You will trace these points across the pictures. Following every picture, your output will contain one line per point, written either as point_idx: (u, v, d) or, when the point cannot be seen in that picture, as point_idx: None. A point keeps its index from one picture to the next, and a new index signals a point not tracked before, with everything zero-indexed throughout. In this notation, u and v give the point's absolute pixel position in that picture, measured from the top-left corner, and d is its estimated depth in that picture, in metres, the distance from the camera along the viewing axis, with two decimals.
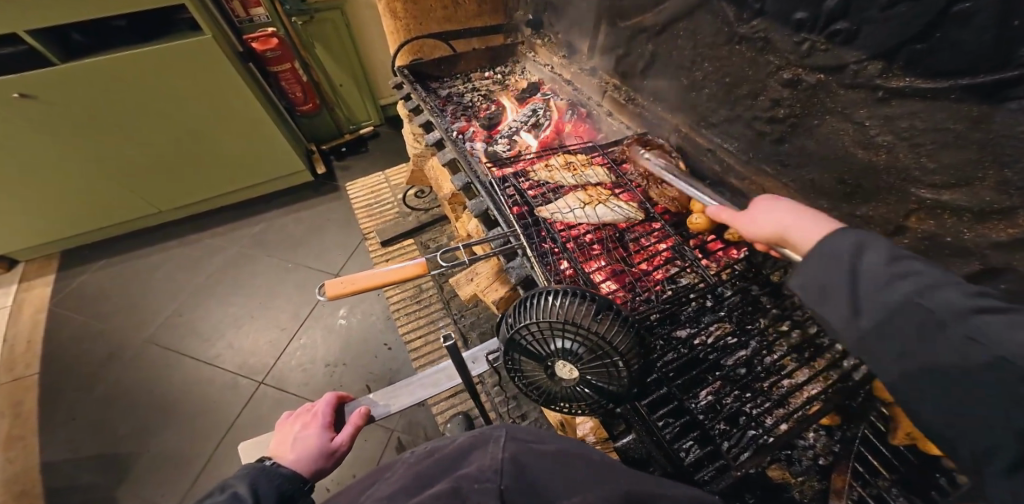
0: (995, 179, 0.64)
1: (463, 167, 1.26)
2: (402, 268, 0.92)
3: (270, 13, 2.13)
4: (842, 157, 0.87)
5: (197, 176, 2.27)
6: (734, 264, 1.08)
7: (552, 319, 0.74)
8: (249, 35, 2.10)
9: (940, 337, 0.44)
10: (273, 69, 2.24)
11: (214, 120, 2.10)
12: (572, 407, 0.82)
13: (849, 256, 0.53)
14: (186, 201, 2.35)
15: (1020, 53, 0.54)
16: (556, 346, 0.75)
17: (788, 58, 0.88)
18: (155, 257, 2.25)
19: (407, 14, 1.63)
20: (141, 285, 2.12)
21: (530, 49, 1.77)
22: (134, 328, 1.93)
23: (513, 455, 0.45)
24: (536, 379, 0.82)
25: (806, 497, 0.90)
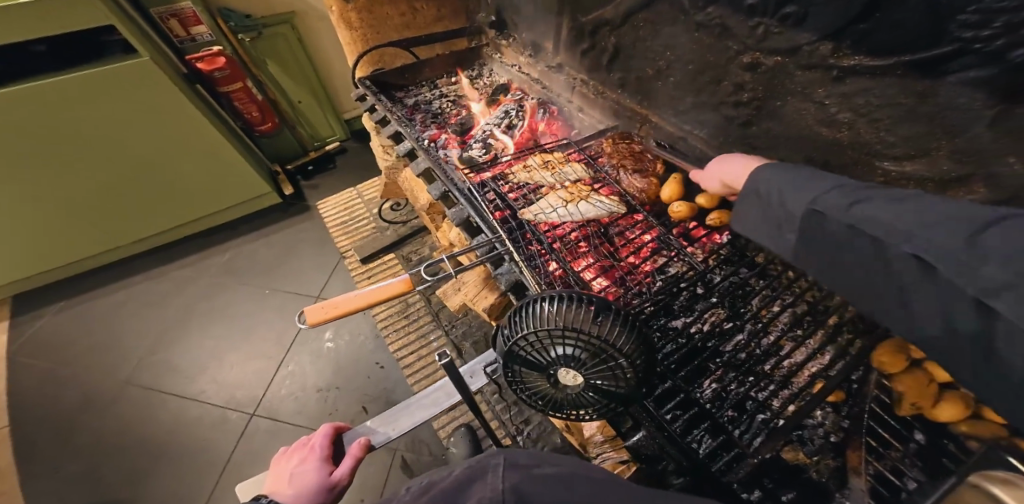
0: (948, 148, 0.68)
1: (439, 176, 1.19)
2: (386, 286, 0.88)
3: (213, 31, 2.06)
4: (807, 136, 0.88)
5: (156, 205, 2.19)
6: (719, 249, 1.06)
7: (550, 327, 0.69)
8: (192, 55, 2.03)
9: (839, 233, 0.52)
10: (223, 90, 2.16)
11: (166, 145, 2.02)
12: (582, 414, 0.77)
13: (765, 192, 0.66)
14: (148, 231, 2.26)
15: (950, 29, 0.58)
16: (555, 354, 0.70)
17: (745, 43, 0.89)
18: (125, 294, 2.16)
19: (363, 23, 1.57)
20: (111, 324, 2.02)
21: (496, 50, 1.72)
22: (107, 370, 1.85)
23: (512, 490, 0.40)
24: (540, 388, 0.76)
25: (824, 474, 0.89)
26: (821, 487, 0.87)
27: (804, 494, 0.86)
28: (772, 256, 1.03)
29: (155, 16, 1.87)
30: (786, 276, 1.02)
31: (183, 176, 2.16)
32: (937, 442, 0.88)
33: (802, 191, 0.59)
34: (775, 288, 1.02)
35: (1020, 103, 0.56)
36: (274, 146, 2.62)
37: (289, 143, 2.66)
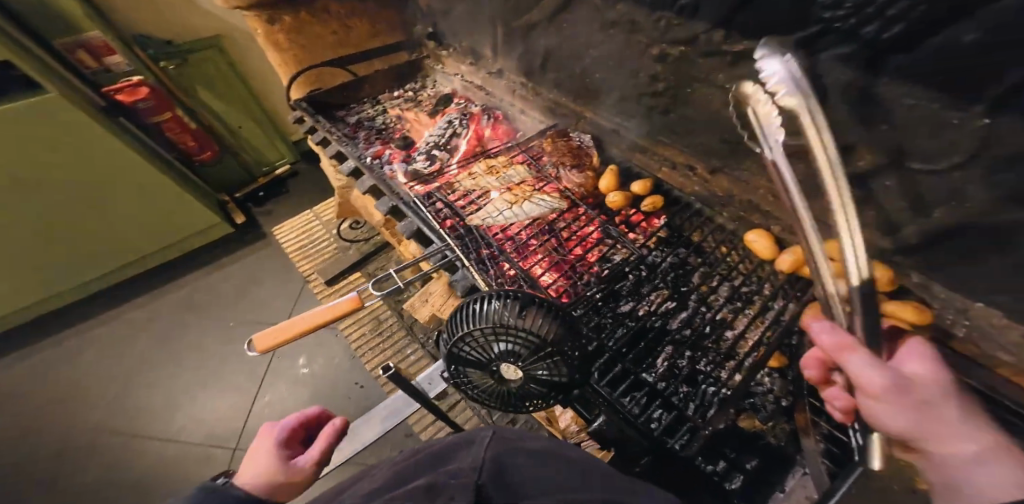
0: (834, 121, 0.73)
1: (385, 190, 1.14)
2: (332, 306, 0.78)
3: (131, 60, 1.84)
4: (717, 120, 0.93)
5: (89, 253, 1.98)
6: (659, 233, 1.07)
7: (486, 324, 0.65)
8: (108, 87, 1.81)
9: None
10: (152, 120, 1.97)
11: (91, 188, 1.80)
12: (533, 406, 0.72)
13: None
14: (83, 279, 2.05)
15: (811, 12, 0.64)
16: (493, 352, 0.66)
17: (653, 36, 0.93)
18: (79, 343, 2.03)
19: (293, 43, 1.53)
20: (69, 375, 1.93)
21: (437, 61, 1.74)
22: (71, 422, 1.78)
23: (495, 455, 0.47)
24: (482, 385, 0.72)
25: (782, 439, 0.96)
26: (782, 452, 0.95)
27: (763, 459, 0.95)
28: (705, 233, 1.05)
29: (57, 46, 1.65)
30: (719, 252, 1.03)
31: (116, 217, 1.95)
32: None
33: None
34: (711, 264, 1.02)
35: (879, 73, 0.63)
36: (217, 176, 2.41)
37: (231, 169, 2.45)
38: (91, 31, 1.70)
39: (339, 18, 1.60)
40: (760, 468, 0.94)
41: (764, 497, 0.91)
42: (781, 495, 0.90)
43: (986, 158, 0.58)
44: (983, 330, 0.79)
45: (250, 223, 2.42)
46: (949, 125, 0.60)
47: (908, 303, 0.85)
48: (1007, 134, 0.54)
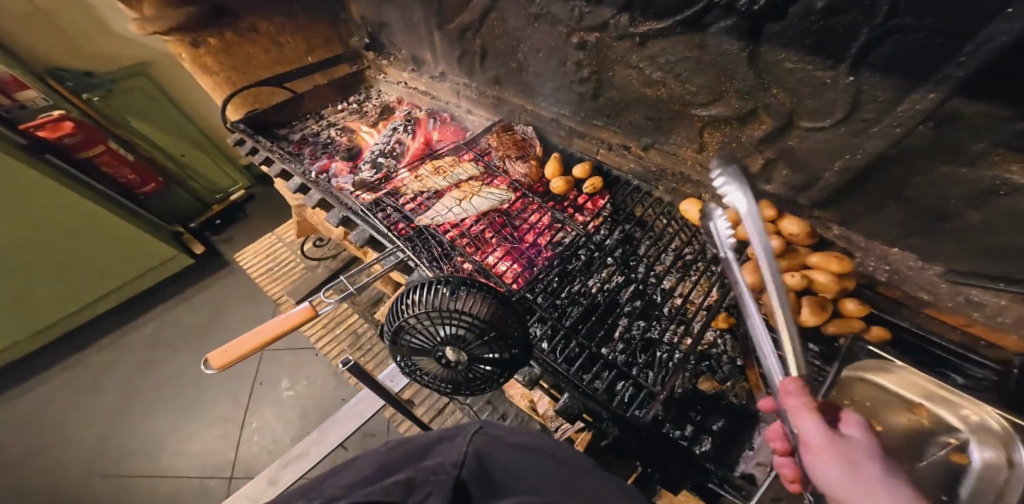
0: (734, 89, 0.78)
1: (335, 203, 1.11)
2: (287, 318, 0.77)
3: (47, 94, 1.72)
4: (639, 98, 0.97)
5: (35, 300, 1.86)
6: (603, 213, 1.10)
7: (428, 308, 0.58)
8: (26, 124, 1.66)
9: None
10: (82, 156, 1.85)
11: (24, 234, 1.68)
12: (484, 390, 0.65)
13: None
14: (35, 328, 1.93)
15: None
16: (437, 337, 0.58)
17: (570, 25, 0.96)
18: (39, 397, 1.91)
19: (223, 66, 1.52)
20: (30, 426, 1.81)
21: (379, 71, 1.73)
22: (35, 477, 1.67)
23: (477, 449, 0.47)
24: (434, 372, 0.64)
25: (742, 397, 0.88)
26: (745, 410, 0.86)
27: (729, 419, 0.86)
28: (646, 207, 1.09)
29: None
30: (661, 224, 1.06)
31: (61, 261, 1.83)
32: (825, 350, 0.85)
33: None
34: (657, 236, 1.04)
35: (760, 43, 0.69)
36: (169, 206, 2.31)
37: (185, 200, 2.36)
38: None
39: (271, 36, 1.60)
40: (728, 428, 0.85)
41: (733, 460, 0.81)
42: (750, 454, 0.81)
43: (862, 111, 0.65)
44: (902, 272, 0.84)
45: (210, 253, 2.37)
46: (825, 86, 0.67)
47: (830, 254, 0.85)
48: (870, 90, 0.62)
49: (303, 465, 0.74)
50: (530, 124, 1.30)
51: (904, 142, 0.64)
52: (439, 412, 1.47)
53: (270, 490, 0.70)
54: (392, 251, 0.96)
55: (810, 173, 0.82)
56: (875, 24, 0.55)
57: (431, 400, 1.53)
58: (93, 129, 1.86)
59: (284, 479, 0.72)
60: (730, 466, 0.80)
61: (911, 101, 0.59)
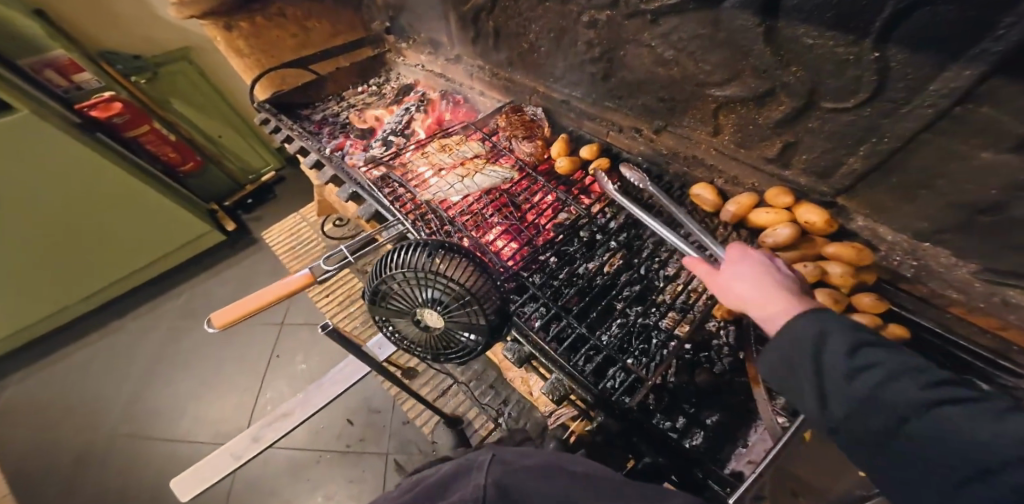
0: (750, 68, 0.74)
1: (346, 178, 1.14)
2: (286, 284, 0.79)
3: (100, 76, 1.84)
4: (652, 78, 0.94)
5: (84, 268, 2.01)
6: (608, 196, 1.08)
7: (409, 269, 0.58)
8: (80, 104, 1.78)
9: (891, 397, 0.40)
10: (129, 135, 1.98)
11: (74, 206, 1.81)
12: (460, 360, 0.65)
13: (809, 341, 0.48)
14: (84, 294, 2.09)
15: None
16: (419, 298, 0.59)
17: (581, 4, 0.94)
18: (87, 356, 2.06)
19: (253, 49, 1.59)
20: (76, 383, 1.97)
21: (399, 54, 1.75)
22: (80, 429, 1.81)
23: (496, 480, 0.45)
24: (413, 336, 0.65)
25: (740, 393, 0.85)
26: (742, 407, 0.85)
27: (725, 414, 0.84)
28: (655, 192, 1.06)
29: (27, 68, 1.64)
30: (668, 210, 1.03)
31: (106, 232, 1.97)
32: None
33: (850, 342, 0.45)
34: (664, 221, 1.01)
35: (778, 17, 0.65)
36: (204, 186, 2.44)
37: (219, 179, 2.49)
38: (53, 50, 1.68)
39: (298, 21, 1.65)
40: (723, 423, 0.84)
41: (724, 456, 0.81)
42: (743, 451, 0.81)
43: (891, 89, 0.60)
44: (931, 268, 0.76)
45: (240, 230, 2.49)
46: (849, 62, 0.62)
47: (848, 244, 0.80)
48: (899, 66, 0.57)
49: (287, 425, 0.76)
50: (542, 106, 1.28)
51: (939, 123, 0.59)
52: (442, 393, 1.50)
53: (253, 447, 0.74)
54: (393, 223, 0.97)
55: (832, 157, 0.77)
56: None
57: (436, 381, 1.55)
58: (140, 110, 1.97)
59: (267, 437, 0.75)
60: (721, 462, 0.80)
61: (945, 78, 0.54)
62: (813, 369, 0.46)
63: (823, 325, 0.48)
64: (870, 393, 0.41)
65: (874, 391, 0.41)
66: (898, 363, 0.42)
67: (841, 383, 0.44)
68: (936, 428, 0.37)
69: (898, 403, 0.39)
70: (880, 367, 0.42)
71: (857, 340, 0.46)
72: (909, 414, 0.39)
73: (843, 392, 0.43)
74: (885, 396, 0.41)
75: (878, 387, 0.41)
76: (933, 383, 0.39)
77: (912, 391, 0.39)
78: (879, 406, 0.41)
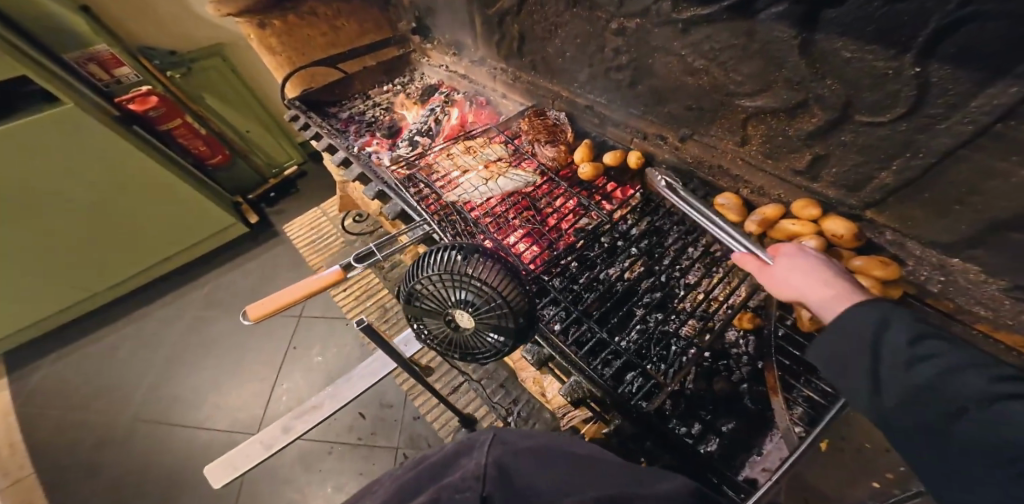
0: (784, 79, 0.74)
1: (371, 177, 1.17)
2: (319, 279, 0.81)
3: (138, 70, 1.90)
4: (680, 87, 0.94)
5: (113, 256, 2.07)
6: (631, 202, 1.09)
7: (442, 269, 0.60)
8: (120, 98, 1.85)
9: (955, 391, 0.38)
10: (163, 128, 2.02)
11: (104, 195, 1.87)
12: (486, 360, 0.67)
13: (865, 330, 0.46)
14: (112, 281, 2.15)
15: None
16: (450, 299, 0.60)
17: (610, 11, 0.95)
18: (112, 341, 2.12)
19: (284, 47, 1.62)
20: (102, 367, 2.03)
21: (423, 55, 1.77)
22: (105, 412, 1.87)
23: (496, 456, 0.47)
24: (442, 335, 0.67)
25: (759, 402, 0.85)
26: (761, 416, 0.84)
27: (742, 423, 0.84)
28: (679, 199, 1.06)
29: (69, 61, 1.71)
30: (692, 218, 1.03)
31: (134, 221, 2.02)
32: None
33: (913, 333, 0.43)
34: (686, 229, 1.01)
35: (816, 30, 0.65)
36: (231, 178, 2.49)
37: (245, 174, 2.54)
38: (96, 45, 1.75)
39: (327, 19, 1.68)
40: (739, 431, 0.83)
41: (739, 463, 0.80)
42: (757, 459, 0.80)
43: (929, 105, 0.60)
44: (960, 284, 0.75)
45: (261, 223, 2.53)
46: (887, 77, 0.62)
47: (874, 258, 0.80)
48: (940, 81, 0.57)
49: (315, 417, 0.79)
50: (566, 110, 1.29)
51: (976, 141, 0.59)
52: (454, 390, 1.52)
53: (284, 437, 0.77)
54: (419, 224, 0.98)
55: (863, 171, 0.77)
56: (947, 11, 0.51)
57: (448, 378, 1.58)
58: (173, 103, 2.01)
59: (297, 428, 0.77)
60: (734, 468, 0.79)
61: (988, 95, 0.54)
62: (869, 354, 0.45)
63: (887, 317, 0.46)
64: (929, 383, 0.39)
65: (932, 381, 0.39)
66: (967, 356, 0.39)
67: (897, 369, 0.42)
68: (993, 420, 0.35)
69: (957, 394, 0.37)
70: (945, 359, 0.40)
71: (924, 332, 0.43)
72: (969, 405, 0.37)
73: (899, 378, 0.42)
74: (943, 386, 0.39)
75: (937, 378, 0.39)
76: (1006, 377, 0.36)
77: (977, 384, 0.37)
78: (938, 397, 0.39)
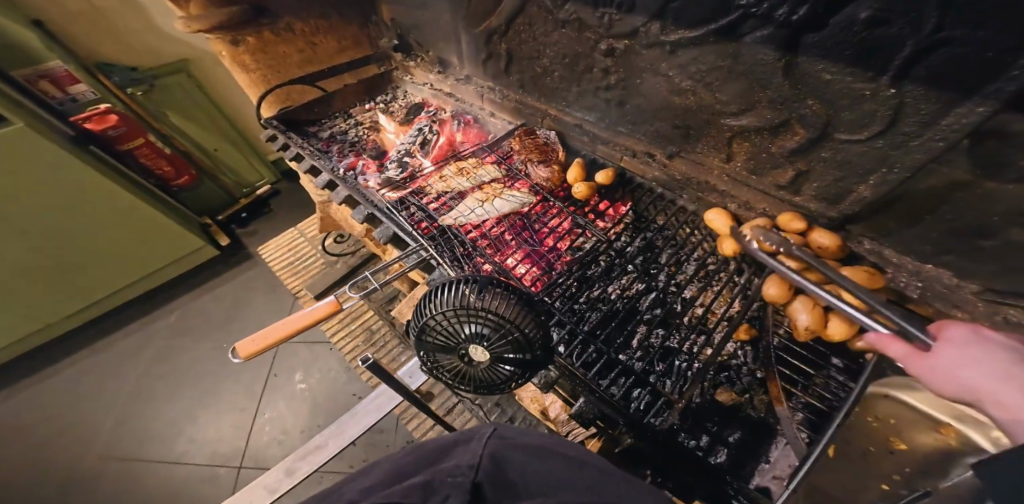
0: (767, 99, 0.78)
1: (360, 200, 1.16)
2: (312, 311, 0.78)
3: (96, 88, 1.80)
4: (668, 106, 0.97)
5: (69, 283, 1.92)
6: (624, 220, 1.11)
7: (456, 305, 0.69)
8: (75, 116, 1.74)
9: None
10: (123, 148, 1.92)
11: (60, 218, 1.74)
12: (501, 388, 0.75)
13: None
14: (68, 311, 1.99)
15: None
16: (464, 333, 0.69)
17: (599, 32, 0.97)
18: (69, 376, 1.96)
19: (259, 64, 1.57)
20: (58, 405, 1.86)
21: (406, 72, 1.76)
22: (62, 455, 1.71)
23: (492, 452, 0.49)
24: (453, 368, 0.75)
25: (761, 410, 0.87)
26: (763, 423, 0.86)
27: (746, 431, 0.86)
28: (669, 215, 1.09)
29: (21, 80, 1.59)
30: (683, 233, 1.06)
31: (96, 245, 1.89)
32: (849, 364, 0.86)
33: None
34: (677, 246, 1.05)
35: (798, 53, 0.68)
36: (198, 198, 2.38)
37: (213, 193, 2.44)
38: (49, 61, 1.65)
39: (304, 36, 1.65)
40: (745, 440, 0.85)
41: (748, 472, 0.81)
42: (767, 467, 0.81)
43: (903, 123, 0.63)
44: (936, 290, 0.79)
45: (234, 244, 2.42)
46: (865, 98, 0.65)
47: (860, 267, 0.83)
48: (913, 102, 0.60)
49: (321, 457, 0.76)
50: (554, 128, 1.30)
51: (944, 156, 0.62)
52: (449, 411, 1.49)
53: (287, 480, 0.73)
54: (415, 249, 0.98)
55: (842, 185, 0.80)
56: (921, 36, 0.54)
57: (442, 398, 1.55)
58: (135, 121, 1.92)
59: (301, 469, 0.74)
60: (745, 478, 0.80)
61: (956, 114, 0.57)
62: None
63: None
64: None
65: None
66: None
67: None
68: None
69: None
70: None
71: None
72: None
73: None
74: None
75: None
76: None
77: None
78: None
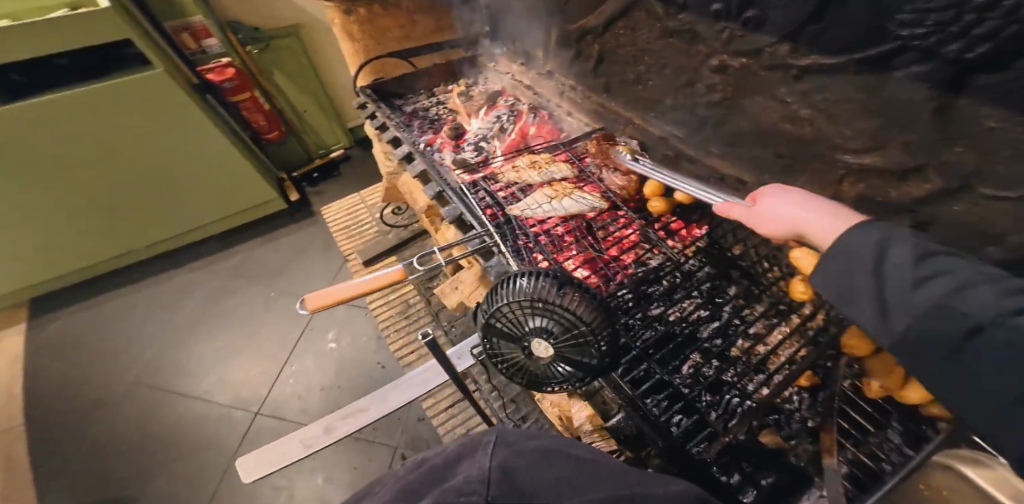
0: (901, 141, 0.72)
1: (434, 177, 1.19)
2: (381, 276, 0.80)
3: (223, 42, 1.95)
4: (775, 133, 0.92)
5: (155, 218, 2.08)
6: (697, 243, 1.07)
7: (529, 297, 0.68)
8: (202, 67, 1.92)
9: None
10: (231, 100, 2.07)
11: (161, 156, 1.88)
12: (554, 388, 0.74)
13: None
14: (144, 242, 2.14)
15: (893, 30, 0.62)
16: (532, 325, 0.68)
17: (714, 46, 0.93)
18: (134, 299, 2.11)
19: (365, 34, 1.63)
20: (121, 324, 2.01)
21: (491, 59, 1.78)
22: (118, 369, 1.84)
23: (501, 462, 0.40)
24: (511, 359, 0.75)
25: (803, 459, 0.82)
26: (801, 472, 0.81)
27: (781, 476, 0.82)
28: (748, 245, 1.04)
29: (166, 27, 1.78)
30: (761, 267, 1.01)
31: (191, 185, 2.05)
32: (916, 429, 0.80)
33: None
34: (752, 278, 1.00)
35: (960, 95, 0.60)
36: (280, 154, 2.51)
37: (295, 151, 2.55)
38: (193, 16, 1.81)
39: (406, 12, 1.69)
40: (778, 485, 0.81)
41: None
42: None
43: None
44: None
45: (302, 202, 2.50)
46: None
47: None
48: None
49: (362, 420, 0.77)
50: (639, 136, 1.28)
51: None
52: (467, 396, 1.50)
53: (326, 437, 0.74)
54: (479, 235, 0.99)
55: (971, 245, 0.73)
56: None
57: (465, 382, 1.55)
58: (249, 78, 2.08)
59: (339, 430, 0.75)
60: None
61: None
62: None
63: None
64: None
65: None
66: None
67: None
68: None
69: None
70: None
71: None
72: None
73: None
74: None
75: None
76: None
77: None
78: None
